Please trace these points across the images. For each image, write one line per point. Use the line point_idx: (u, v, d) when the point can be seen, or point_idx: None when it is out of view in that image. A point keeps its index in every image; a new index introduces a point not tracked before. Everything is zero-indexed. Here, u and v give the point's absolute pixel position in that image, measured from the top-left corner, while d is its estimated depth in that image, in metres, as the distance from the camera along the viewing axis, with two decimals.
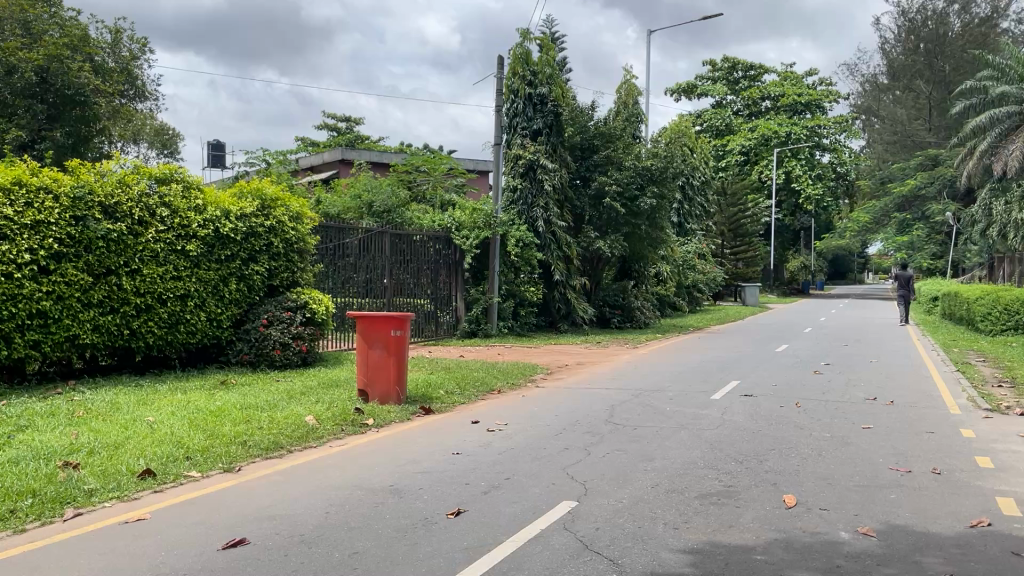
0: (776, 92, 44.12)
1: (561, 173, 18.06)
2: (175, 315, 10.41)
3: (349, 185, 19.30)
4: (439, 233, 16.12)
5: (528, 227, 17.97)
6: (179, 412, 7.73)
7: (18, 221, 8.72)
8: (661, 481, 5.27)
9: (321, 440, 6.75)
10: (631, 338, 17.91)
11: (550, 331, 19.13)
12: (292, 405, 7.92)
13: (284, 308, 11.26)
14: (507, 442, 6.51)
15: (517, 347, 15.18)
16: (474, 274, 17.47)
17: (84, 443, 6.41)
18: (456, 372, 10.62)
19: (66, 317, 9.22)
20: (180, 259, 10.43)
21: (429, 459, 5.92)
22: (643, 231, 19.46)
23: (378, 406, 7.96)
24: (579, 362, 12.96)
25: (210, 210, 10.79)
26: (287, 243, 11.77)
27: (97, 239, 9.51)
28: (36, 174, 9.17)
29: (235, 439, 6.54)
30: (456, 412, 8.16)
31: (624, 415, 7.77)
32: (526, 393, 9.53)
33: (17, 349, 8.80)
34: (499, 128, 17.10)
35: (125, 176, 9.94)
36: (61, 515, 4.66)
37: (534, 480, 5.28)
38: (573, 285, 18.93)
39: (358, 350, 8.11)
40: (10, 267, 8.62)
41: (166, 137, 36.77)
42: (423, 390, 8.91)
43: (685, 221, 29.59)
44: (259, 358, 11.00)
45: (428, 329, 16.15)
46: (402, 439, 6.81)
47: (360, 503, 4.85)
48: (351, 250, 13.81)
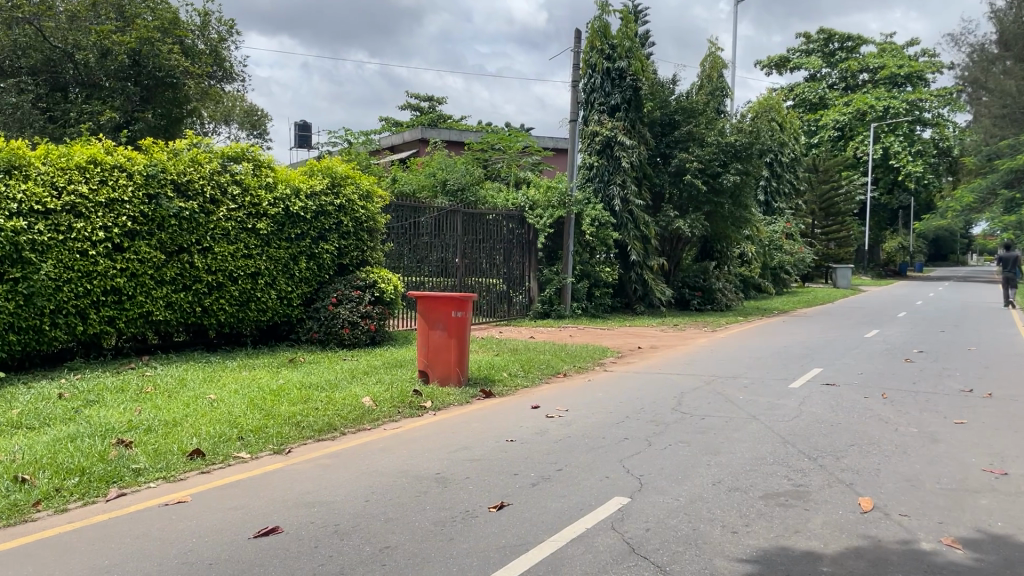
0: (875, 64, 42.01)
1: (640, 149, 17.52)
2: (246, 293, 10.54)
3: (426, 164, 19.26)
4: (513, 212, 15.97)
5: (604, 205, 17.53)
6: (242, 390, 7.75)
7: (93, 199, 8.92)
8: (724, 478, 4.90)
9: (375, 422, 6.61)
10: (710, 321, 17.32)
11: (626, 313, 18.70)
12: (352, 385, 7.83)
13: (353, 287, 11.24)
14: (565, 429, 6.24)
15: (591, 329, 14.85)
16: (549, 254, 17.18)
17: (143, 420, 6.45)
18: (523, 354, 10.39)
19: (139, 294, 9.42)
20: (251, 237, 10.53)
21: (481, 447, 5.70)
22: (726, 210, 18.76)
23: (437, 389, 7.80)
24: (653, 346, 12.54)
25: (281, 188, 10.84)
26: (357, 222, 11.75)
27: (169, 218, 9.67)
28: (111, 153, 9.36)
29: (290, 419, 6.44)
30: (518, 396, 7.95)
31: (692, 403, 7.39)
32: (593, 378, 9.24)
33: (93, 325, 9.05)
34: (575, 104, 16.69)
35: (197, 155, 10.06)
36: (104, 494, 4.62)
37: (588, 473, 4.98)
38: (651, 266, 18.41)
39: (420, 332, 7.97)
40: (85, 245, 8.84)
41: (255, 119, 37.69)
42: (486, 373, 8.72)
43: (773, 200, 28.52)
44: (328, 336, 11.01)
45: (501, 310, 15.98)
46: (458, 424, 6.63)
47: (401, 492, 4.66)
48: (424, 229, 13.73)
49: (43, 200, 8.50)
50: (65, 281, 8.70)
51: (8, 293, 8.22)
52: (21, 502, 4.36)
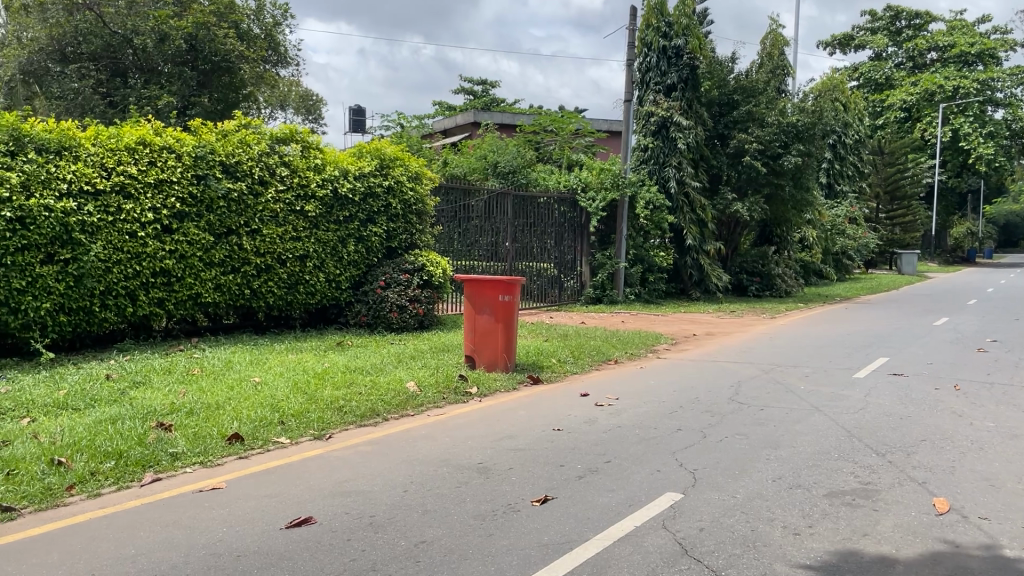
0: (945, 42, 40.32)
1: (697, 130, 17.01)
2: (294, 276, 10.49)
3: (477, 146, 19.04)
4: (565, 195, 15.68)
5: (659, 187, 17.10)
6: (287, 373, 7.65)
7: (142, 180, 8.93)
8: (784, 474, 4.57)
9: (419, 408, 6.43)
10: (769, 308, 16.80)
11: (681, 299, 18.27)
12: (397, 370, 7.67)
13: (402, 270, 11.09)
14: (615, 419, 5.97)
15: (643, 315, 14.49)
16: (601, 238, 16.83)
17: (185, 403, 6.38)
18: (573, 339, 10.12)
19: (188, 275, 9.42)
20: (299, 219, 10.46)
21: (527, 436, 5.47)
22: (787, 193, 18.14)
23: (484, 374, 7.59)
24: (708, 332, 12.14)
25: (329, 169, 10.73)
26: (406, 204, 11.59)
27: (218, 199, 9.63)
28: (160, 134, 9.35)
29: (333, 404, 6.29)
30: (566, 383, 7.70)
31: (749, 393, 7.04)
32: (645, 365, 8.93)
33: (142, 307, 9.06)
34: (630, 84, 16.27)
35: (245, 136, 9.99)
36: (139, 479, 4.51)
37: (638, 466, 4.70)
38: (707, 250, 17.93)
39: (466, 316, 7.76)
40: (134, 226, 8.85)
41: (310, 104, 37.99)
42: (534, 359, 8.48)
43: (835, 182, 27.62)
44: (376, 319, 10.90)
45: (552, 294, 15.72)
46: (504, 412, 6.40)
47: (441, 482, 4.45)
48: (474, 212, 13.53)
49: (93, 181, 8.52)
50: (114, 263, 8.73)
51: (59, 274, 8.28)
52: (54, 487, 4.28)
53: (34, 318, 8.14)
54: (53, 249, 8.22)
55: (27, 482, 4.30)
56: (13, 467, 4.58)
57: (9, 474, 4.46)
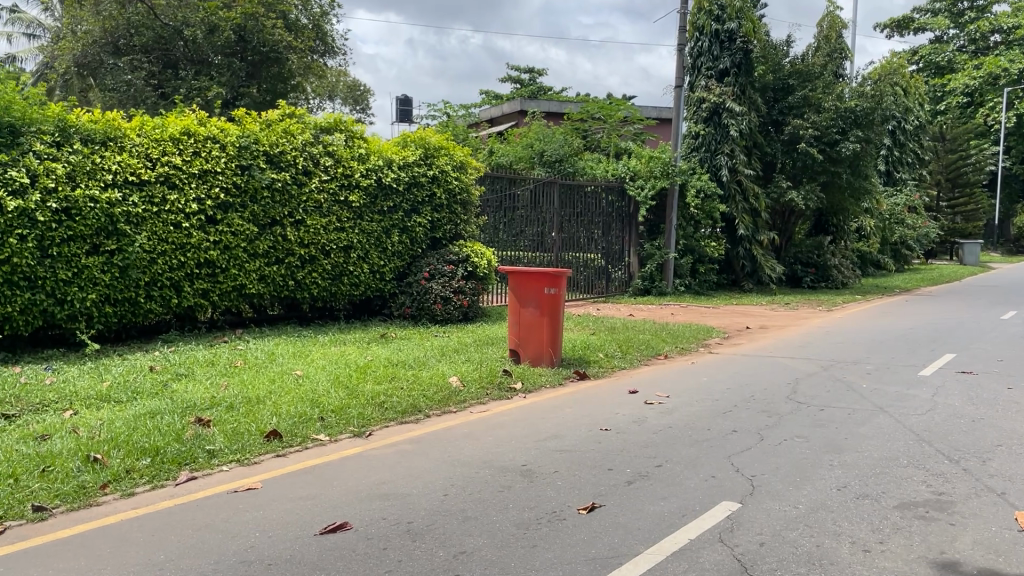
0: (1010, 24, 38.72)
1: (750, 116, 16.53)
2: (339, 267, 10.38)
3: (524, 135, 18.80)
4: (613, 183, 15.37)
5: (711, 176, 16.64)
6: (329, 366, 7.53)
7: (186, 170, 8.89)
8: (850, 482, 4.26)
9: (462, 405, 6.24)
10: (824, 300, 16.27)
11: (732, 291, 17.81)
12: (441, 364, 7.49)
13: (446, 262, 10.94)
14: (665, 419, 5.70)
15: (693, 307, 14.13)
16: (650, 228, 16.48)
17: (226, 397, 6.29)
18: (621, 333, 9.84)
19: (232, 266, 9.37)
20: (343, 210, 10.34)
21: (573, 436, 5.23)
22: (844, 181, 17.53)
23: (529, 369, 7.37)
24: (761, 326, 11.75)
25: (373, 159, 10.59)
26: (450, 194, 11.41)
27: (262, 189, 9.55)
28: (205, 124, 9.29)
29: (374, 399, 6.13)
30: (614, 379, 7.44)
31: (808, 392, 6.70)
32: (696, 360, 8.62)
33: (187, 298, 9.03)
34: (681, 69, 15.84)
35: (290, 125, 9.89)
36: (173, 478, 4.39)
37: (691, 472, 4.44)
38: (760, 240, 17.44)
39: (511, 309, 7.57)
40: (179, 217, 8.82)
41: (358, 94, 38.12)
42: (581, 353, 8.23)
43: (894, 170, 26.76)
44: (420, 311, 10.75)
45: (600, 286, 15.43)
46: (549, 410, 6.18)
47: (482, 486, 4.24)
48: (521, 201, 13.30)
49: (138, 172, 8.50)
50: (159, 254, 8.71)
51: (104, 264, 8.28)
52: (87, 485, 4.18)
53: (80, 308, 8.15)
54: (98, 239, 8.22)
55: (61, 480, 4.22)
56: (49, 463, 4.50)
57: (44, 470, 4.38)
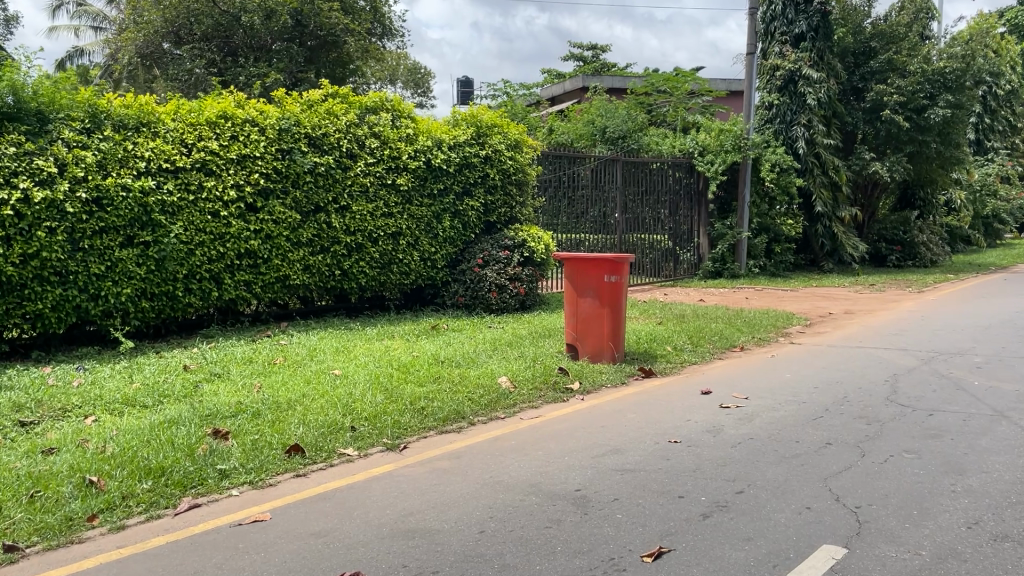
0: None
1: (830, 83, 15.36)
2: (387, 255, 9.82)
3: (585, 111, 17.97)
4: (681, 159, 14.49)
5: (786, 149, 15.54)
6: (371, 364, 6.93)
7: (223, 156, 8.40)
8: (982, 518, 3.43)
9: (511, 410, 5.57)
10: (913, 280, 15.04)
11: (810, 271, 16.67)
12: (491, 361, 6.83)
13: (501, 247, 10.28)
14: (745, 428, 4.93)
15: (770, 290, 13.18)
16: (721, 206, 15.45)
17: (253, 402, 5.74)
18: (691, 322, 9.02)
19: (275, 257, 8.87)
20: (391, 194, 9.75)
21: (636, 452, 4.51)
22: (933, 150, 16.27)
23: (587, 367, 6.65)
24: (846, 311, 10.75)
25: (422, 139, 9.94)
26: (504, 174, 10.73)
27: (304, 174, 9.01)
28: (243, 106, 8.77)
29: (413, 405, 5.50)
30: (684, 377, 6.66)
31: (911, 392, 5.82)
32: (776, 352, 7.77)
33: (228, 290, 8.57)
34: (753, 35, 14.79)
35: (333, 105, 9.31)
36: (175, 507, 3.84)
37: (781, 502, 3.67)
38: (841, 217, 16.30)
39: (569, 300, 6.88)
40: (216, 205, 8.33)
41: (419, 77, 37.69)
42: (646, 346, 7.46)
43: (984, 138, 24.98)
44: (474, 300, 10.13)
45: (667, 269, 14.59)
46: (611, 415, 5.46)
47: (527, 519, 3.56)
48: (583, 181, 12.54)
49: (172, 159, 8.04)
50: (197, 245, 8.25)
51: (139, 257, 7.86)
52: (74, 517, 3.65)
53: (115, 304, 7.76)
54: (132, 231, 7.80)
55: (46, 511, 3.69)
56: (40, 487, 3.98)
57: (33, 496, 3.86)
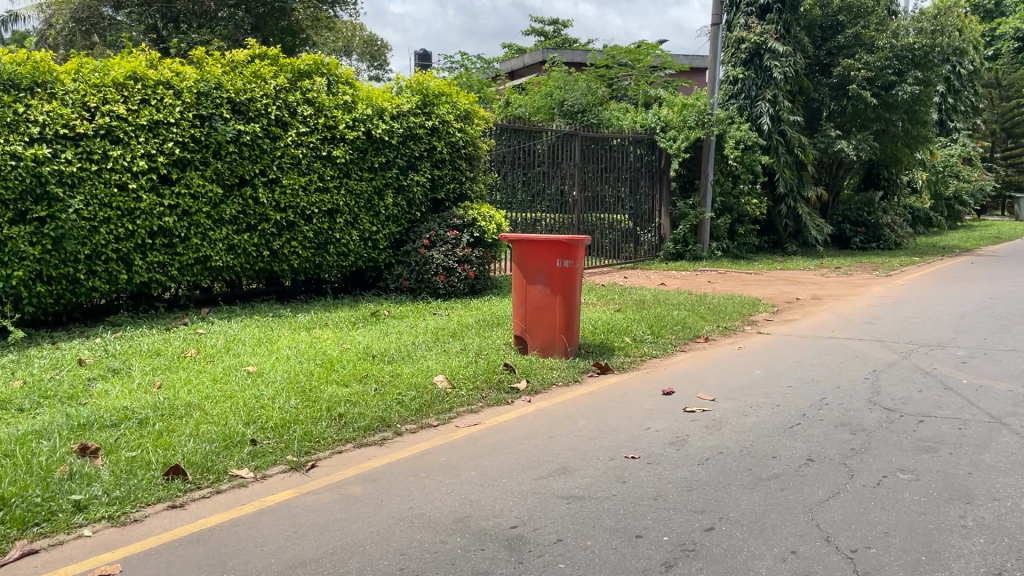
0: None
1: (796, 58, 14.76)
2: (323, 234, 8.98)
3: (543, 83, 17.36)
4: (642, 135, 13.80)
5: (750, 125, 14.86)
6: (293, 358, 6.13)
7: (132, 121, 7.48)
8: (1003, 567, 2.79)
9: (445, 416, 4.84)
10: (879, 262, 14.56)
11: (774, 253, 16.12)
12: (428, 355, 6.08)
13: (449, 226, 9.51)
14: (712, 440, 4.25)
15: (733, 273, 12.59)
16: (683, 184, 14.80)
17: (143, 407, 4.92)
18: (652, 308, 8.35)
19: (194, 236, 7.99)
20: (326, 167, 8.90)
21: (585, 472, 3.80)
22: (899, 128, 15.78)
23: (536, 363, 5.93)
24: (814, 296, 10.17)
25: (361, 107, 9.09)
26: (452, 148, 9.95)
27: (227, 143, 8.12)
28: (156, 67, 7.82)
29: (330, 410, 4.74)
30: (643, 373, 5.98)
31: (896, 392, 5.20)
32: (743, 343, 7.13)
33: (139, 273, 7.67)
34: (718, 5, 14.08)
35: (260, 68, 8.41)
36: (2, 554, 3.03)
37: (759, 543, 2.99)
38: (806, 198, 15.77)
39: (517, 287, 6.15)
40: (124, 177, 7.43)
41: (375, 49, 36.36)
42: (602, 337, 6.76)
43: (947, 118, 24.73)
44: (419, 284, 9.34)
45: (627, 250, 13.93)
46: (558, 421, 4.74)
47: (445, 572, 2.83)
48: (540, 157, 11.82)
49: (71, 124, 7.10)
50: (102, 221, 7.33)
51: (32, 235, 6.90)
52: None
53: (5, 288, 6.81)
54: (24, 205, 6.86)
55: None
56: None
57: None
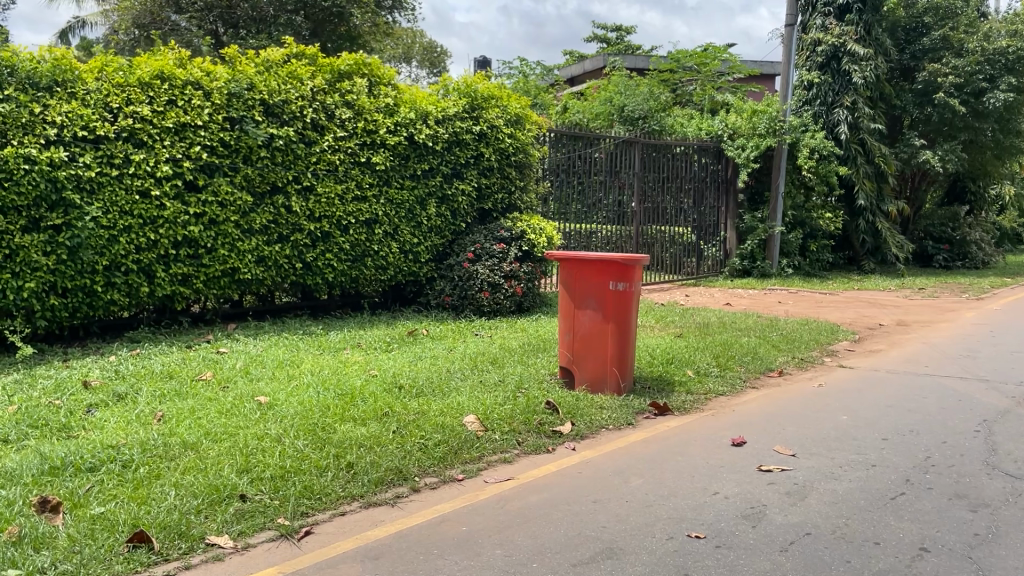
0: None
1: (877, 61, 13.71)
2: (360, 246, 8.39)
3: (603, 88, 16.62)
4: (708, 143, 12.93)
5: (826, 134, 13.85)
6: (312, 386, 5.48)
7: (157, 123, 6.97)
8: None
9: (472, 467, 4.12)
10: (966, 283, 13.38)
11: (849, 272, 15.02)
12: (462, 388, 5.37)
13: (496, 239, 8.84)
14: (796, 517, 3.44)
15: (805, 292, 11.63)
16: (752, 196, 13.85)
17: (130, 444, 4.30)
18: (717, 334, 7.51)
19: (221, 246, 7.46)
20: (365, 174, 8.32)
21: (636, 558, 3.04)
22: (989, 138, 14.55)
23: (584, 400, 5.17)
24: (898, 322, 9.18)
25: (404, 111, 8.48)
26: (501, 154, 9.29)
27: (258, 148, 7.59)
28: (186, 65, 7.31)
29: (338, 456, 4.04)
30: (707, 415, 5.17)
31: (1018, 453, 4.30)
32: (822, 379, 6.26)
33: (161, 286, 7.17)
34: (793, 5, 13.13)
35: (297, 68, 7.85)
36: None
37: None
38: (886, 212, 14.65)
39: (564, 314, 5.43)
40: (147, 183, 6.94)
41: (437, 57, 35.91)
42: (661, 370, 5.97)
43: None
44: (463, 301, 8.67)
45: (689, 265, 13.03)
46: (606, 478, 3.98)
47: None
48: (597, 166, 11.08)
49: (91, 125, 6.61)
50: (121, 230, 6.84)
51: (47, 244, 6.43)
52: None
53: (16, 301, 6.34)
54: (39, 212, 6.40)
55: None
56: None
57: None
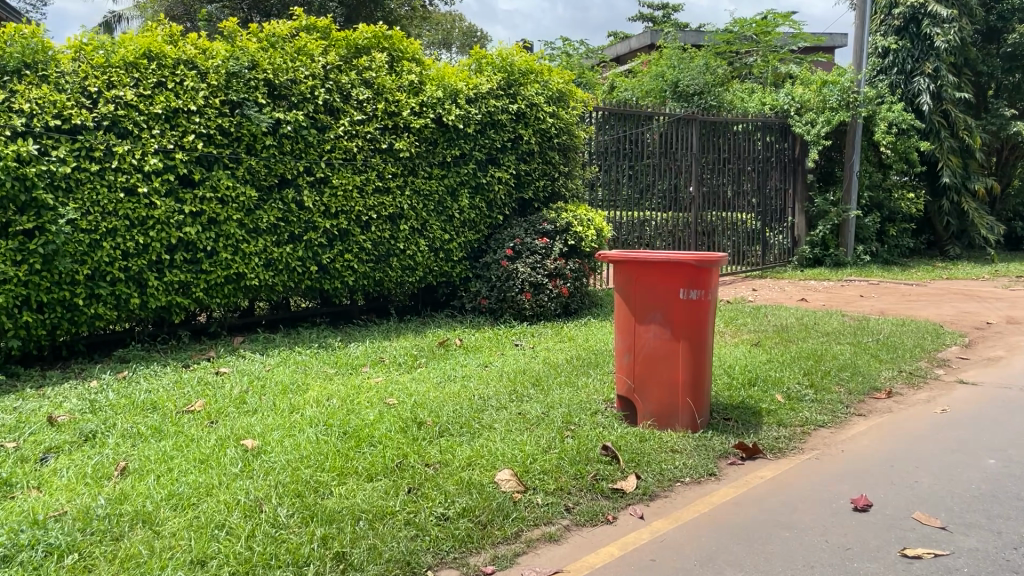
0: None
1: (963, 22, 12.18)
2: (384, 244, 7.39)
3: (653, 63, 15.36)
4: (773, 120, 11.66)
5: (906, 105, 12.50)
6: (315, 424, 4.48)
7: (143, 109, 6.03)
8: None
9: (505, 551, 3.08)
10: None
11: (932, 258, 13.57)
12: (497, 425, 4.33)
13: (537, 233, 7.77)
14: None
15: (888, 283, 10.34)
16: (822, 176, 12.53)
17: (67, 515, 3.35)
18: (802, 341, 6.36)
19: (224, 249, 6.52)
20: (387, 162, 7.32)
21: None
22: None
23: (650, 442, 4.08)
24: (1008, 319, 7.87)
25: (430, 89, 7.43)
26: (543, 136, 8.21)
27: (263, 136, 6.62)
28: (178, 42, 6.35)
29: (328, 539, 3.03)
30: (809, 459, 4.04)
31: None
32: (942, 401, 5.07)
33: (155, 296, 6.26)
34: None
35: (307, 43, 6.86)
36: None
37: None
38: (973, 190, 13.19)
39: (621, 330, 4.33)
40: (133, 178, 6.01)
41: (477, 40, 34.72)
42: (743, 395, 4.84)
43: None
44: (501, 304, 7.63)
45: (753, 255, 11.77)
46: (690, 570, 2.89)
47: None
48: (650, 147, 9.93)
49: (66, 113, 5.69)
50: (105, 234, 5.94)
51: (17, 253, 5.52)
52: None
53: None
54: (6, 215, 5.47)
55: None
56: None
57: None
